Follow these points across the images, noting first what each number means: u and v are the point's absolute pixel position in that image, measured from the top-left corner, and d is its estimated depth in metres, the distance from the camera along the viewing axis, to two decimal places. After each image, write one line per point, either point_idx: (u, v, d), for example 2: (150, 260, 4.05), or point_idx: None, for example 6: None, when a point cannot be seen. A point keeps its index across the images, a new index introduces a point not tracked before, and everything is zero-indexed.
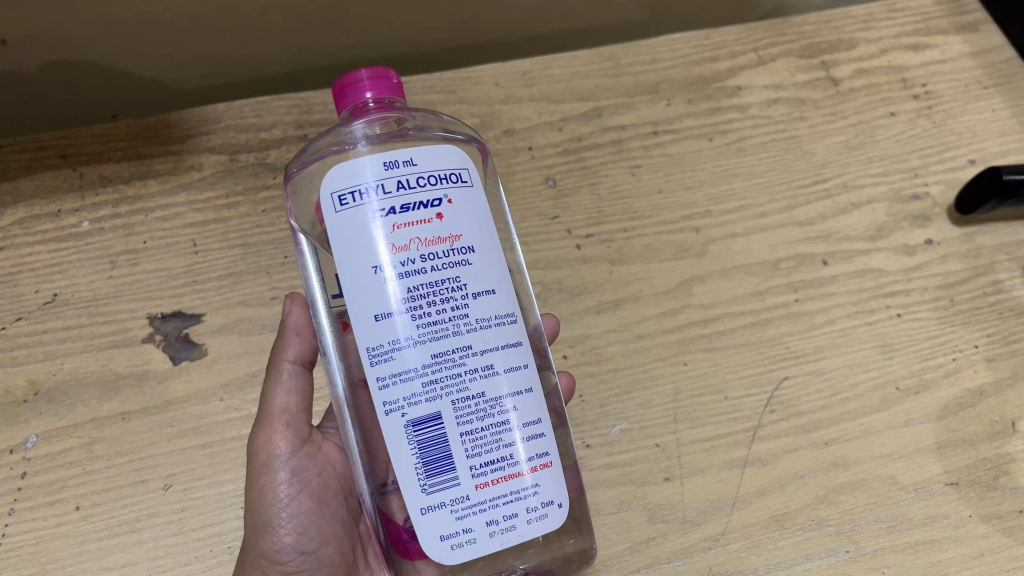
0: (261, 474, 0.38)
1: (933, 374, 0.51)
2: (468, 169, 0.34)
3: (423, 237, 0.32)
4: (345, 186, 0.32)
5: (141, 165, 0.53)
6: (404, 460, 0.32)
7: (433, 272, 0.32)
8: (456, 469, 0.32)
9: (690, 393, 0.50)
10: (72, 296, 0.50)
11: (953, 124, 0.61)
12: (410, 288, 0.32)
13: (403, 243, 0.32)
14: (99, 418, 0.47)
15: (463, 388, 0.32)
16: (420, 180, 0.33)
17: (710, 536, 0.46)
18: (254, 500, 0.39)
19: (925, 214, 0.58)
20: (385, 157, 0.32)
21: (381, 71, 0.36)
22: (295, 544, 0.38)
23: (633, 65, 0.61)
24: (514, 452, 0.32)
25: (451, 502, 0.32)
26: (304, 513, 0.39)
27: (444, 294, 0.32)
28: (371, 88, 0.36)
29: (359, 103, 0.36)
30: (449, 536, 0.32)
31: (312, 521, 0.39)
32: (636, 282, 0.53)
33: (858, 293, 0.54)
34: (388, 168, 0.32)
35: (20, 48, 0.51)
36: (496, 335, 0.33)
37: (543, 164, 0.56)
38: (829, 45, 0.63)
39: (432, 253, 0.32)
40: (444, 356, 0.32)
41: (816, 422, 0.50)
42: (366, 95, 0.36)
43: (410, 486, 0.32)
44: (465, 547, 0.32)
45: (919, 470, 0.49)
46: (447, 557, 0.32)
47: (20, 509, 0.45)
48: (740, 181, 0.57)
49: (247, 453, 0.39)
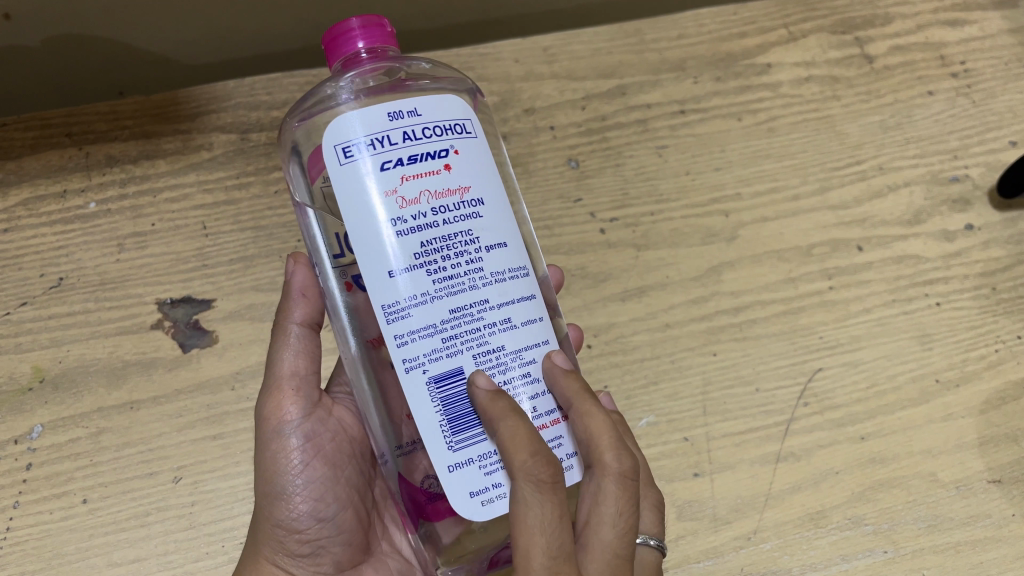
0: (271, 440, 0.36)
1: (974, 366, 0.49)
2: (470, 120, 0.31)
3: (433, 189, 0.29)
4: (347, 137, 0.29)
5: (150, 144, 0.51)
6: (427, 418, 0.28)
7: (446, 225, 0.29)
8: (481, 424, 0.29)
9: (720, 384, 0.48)
10: (78, 280, 0.48)
11: (994, 103, 0.58)
12: (422, 241, 0.28)
13: (412, 197, 0.29)
14: (106, 407, 0.46)
15: (483, 342, 0.29)
16: (426, 131, 0.29)
17: (741, 535, 0.44)
18: (264, 467, 0.36)
19: (965, 197, 0.55)
20: (386, 108, 0.29)
21: (371, 18, 0.33)
22: (312, 511, 0.36)
23: (659, 41, 0.58)
24: (536, 406, 0.30)
25: (479, 458, 0.29)
26: (319, 479, 0.37)
27: (458, 248, 0.29)
28: (363, 38, 0.32)
29: (351, 54, 0.33)
30: (479, 492, 0.28)
31: (327, 487, 0.37)
32: (663, 269, 0.51)
33: (895, 281, 0.52)
34: (392, 119, 0.29)
35: (25, 23, 0.49)
36: (512, 288, 0.30)
37: (565, 143, 0.54)
38: (863, 19, 0.60)
39: (443, 205, 0.29)
40: (462, 310, 0.28)
41: (851, 416, 0.48)
42: (358, 45, 0.32)
43: (435, 442, 0.28)
44: (497, 503, 0.28)
45: (960, 466, 0.47)
46: (478, 515, 0.28)
47: (25, 502, 0.44)
48: (771, 163, 0.55)
49: (254, 419, 0.37)
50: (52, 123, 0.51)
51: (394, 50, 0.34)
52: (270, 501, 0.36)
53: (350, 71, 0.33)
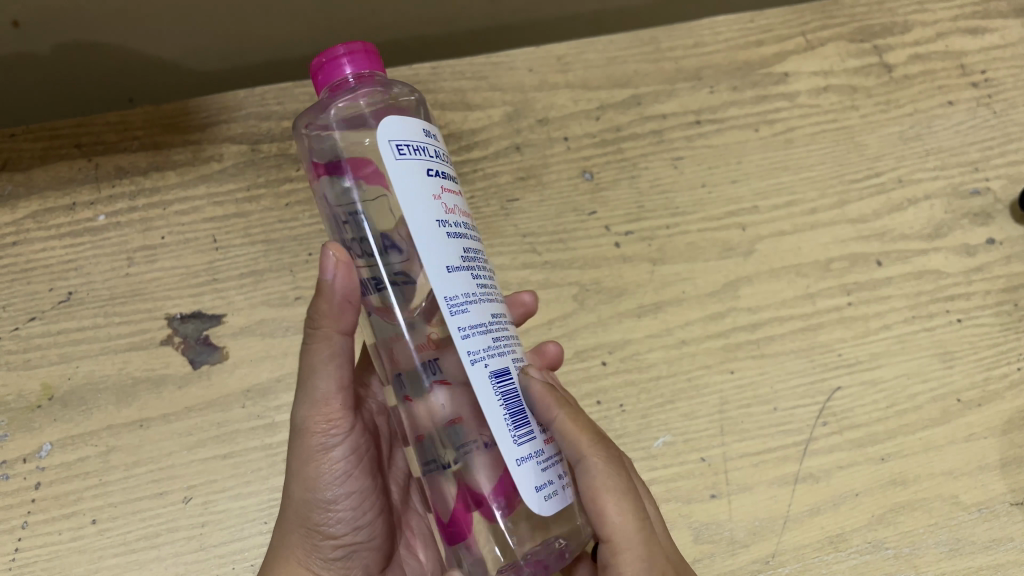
0: (311, 450, 0.35)
1: (996, 386, 0.48)
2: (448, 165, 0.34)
3: (461, 207, 0.31)
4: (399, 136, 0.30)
5: (159, 155, 0.51)
6: (495, 412, 0.30)
7: (473, 240, 0.31)
8: (530, 419, 0.31)
9: (737, 404, 0.47)
10: (87, 295, 0.48)
11: (1015, 114, 0.57)
12: (466, 247, 0.31)
13: (451, 207, 0.31)
14: (116, 425, 0.45)
15: (512, 346, 0.31)
16: (443, 157, 0.32)
17: (759, 558, 0.44)
18: (302, 476, 0.35)
19: (987, 211, 0.54)
20: (421, 125, 0.31)
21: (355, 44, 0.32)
22: (348, 519, 0.36)
23: (675, 50, 0.57)
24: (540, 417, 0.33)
25: (536, 453, 0.30)
26: (357, 489, 0.37)
27: (482, 262, 0.32)
28: (351, 63, 0.32)
29: (339, 80, 0.32)
30: (543, 486, 0.30)
31: (363, 495, 0.37)
32: (680, 283, 0.50)
33: (915, 296, 0.51)
34: (427, 136, 0.31)
35: (33, 30, 0.50)
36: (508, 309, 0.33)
37: (579, 155, 0.53)
38: (882, 27, 0.59)
39: (469, 223, 0.32)
40: (497, 315, 0.31)
41: (871, 437, 0.47)
42: (345, 70, 0.32)
43: (503, 438, 0.30)
44: (555, 498, 0.30)
45: (982, 489, 0.46)
46: (546, 509, 0.30)
47: (34, 522, 0.43)
48: (788, 175, 0.54)
49: (293, 424, 0.35)
50: (61, 133, 0.51)
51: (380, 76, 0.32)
52: (310, 508, 0.36)
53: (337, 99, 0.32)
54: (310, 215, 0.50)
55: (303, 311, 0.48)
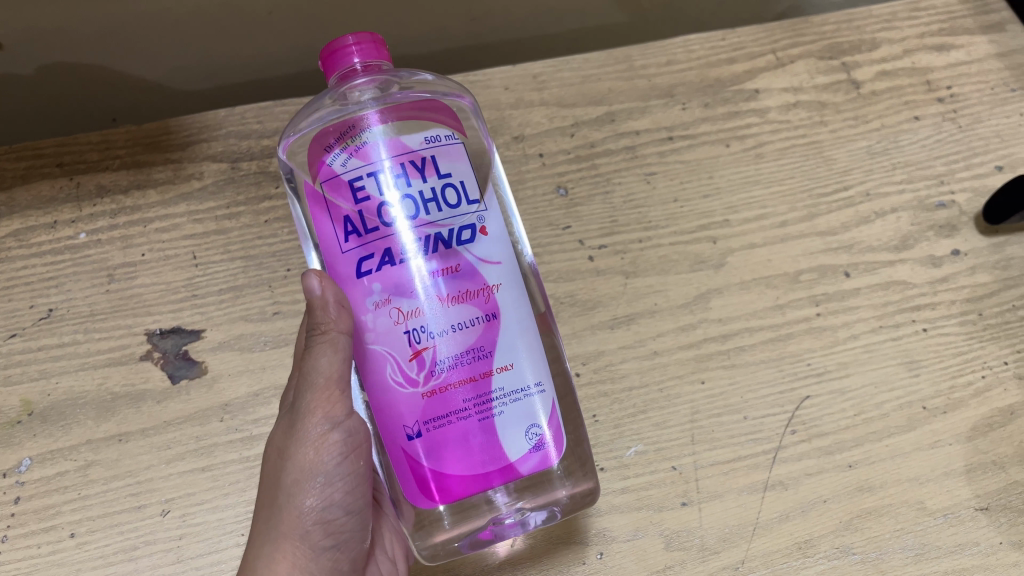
0: (309, 436, 0.35)
1: (961, 394, 0.49)
2: None
3: None
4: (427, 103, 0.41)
5: (141, 173, 0.51)
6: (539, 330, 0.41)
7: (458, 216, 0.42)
8: None
9: (708, 413, 0.48)
10: (68, 311, 0.48)
11: (981, 128, 0.58)
12: None
13: None
14: (95, 440, 0.46)
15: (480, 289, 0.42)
16: None
17: (729, 564, 0.45)
18: (297, 462, 0.35)
19: (952, 222, 0.55)
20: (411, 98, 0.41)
21: (365, 36, 0.39)
22: (341, 502, 0.36)
23: (648, 68, 0.58)
24: None
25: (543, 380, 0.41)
26: (353, 473, 0.37)
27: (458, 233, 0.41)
28: (358, 54, 0.39)
29: (347, 67, 0.39)
30: None
31: (357, 482, 0.37)
32: (652, 295, 0.51)
33: (882, 307, 0.52)
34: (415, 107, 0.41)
35: (16, 52, 0.52)
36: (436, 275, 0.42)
37: (554, 171, 0.54)
38: (850, 45, 0.61)
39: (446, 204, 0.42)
40: None
41: (839, 444, 0.48)
42: (353, 60, 0.39)
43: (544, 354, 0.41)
44: None
45: (948, 494, 0.47)
46: None
47: (13, 536, 0.44)
48: (759, 189, 0.55)
49: (289, 413, 0.37)
50: (44, 153, 0.52)
51: (389, 65, 0.40)
52: (302, 493, 0.35)
53: (348, 81, 0.40)
54: (290, 231, 0.51)
55: (282, 326, 0.48)
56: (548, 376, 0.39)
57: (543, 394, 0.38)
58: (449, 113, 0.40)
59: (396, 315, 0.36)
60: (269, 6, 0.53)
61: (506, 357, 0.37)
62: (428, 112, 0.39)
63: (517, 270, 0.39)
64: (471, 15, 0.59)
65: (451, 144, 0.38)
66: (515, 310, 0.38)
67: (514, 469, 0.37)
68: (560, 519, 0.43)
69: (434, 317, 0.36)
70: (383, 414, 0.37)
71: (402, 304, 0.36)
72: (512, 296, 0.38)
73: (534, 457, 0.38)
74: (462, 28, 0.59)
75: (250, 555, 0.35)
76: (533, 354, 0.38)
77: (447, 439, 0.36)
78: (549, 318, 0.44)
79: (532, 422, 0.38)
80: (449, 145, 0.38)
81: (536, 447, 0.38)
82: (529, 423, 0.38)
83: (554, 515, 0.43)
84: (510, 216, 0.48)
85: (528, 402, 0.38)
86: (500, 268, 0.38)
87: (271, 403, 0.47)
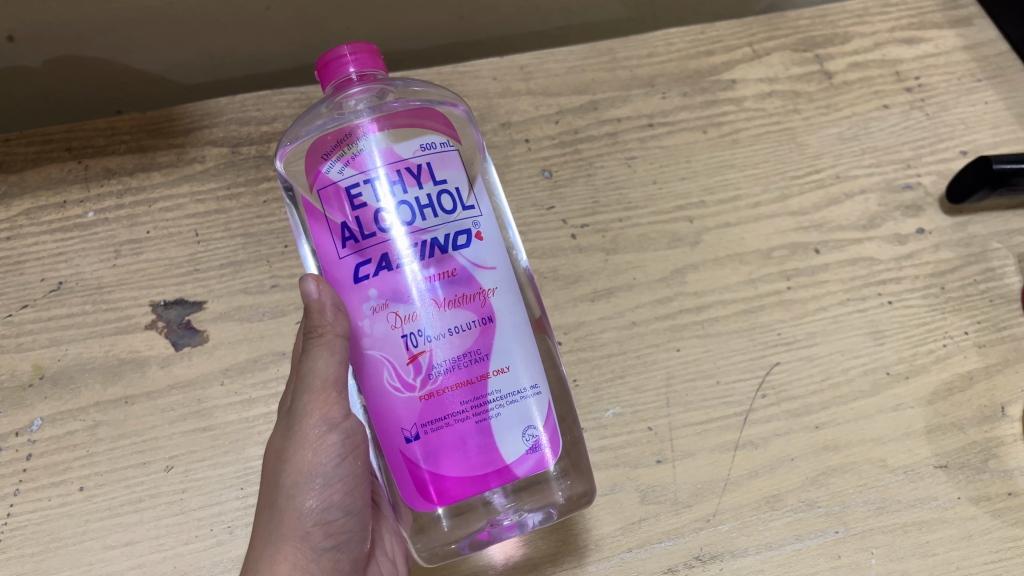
0: (307, 437, 0.38)
1: (923, 360, 0.52)
2: None
3: None
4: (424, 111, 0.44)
5: (145, 156, 0.54)
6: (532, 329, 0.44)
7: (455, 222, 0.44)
8: None
9: (682, 377, 0.51)
10: (76, 284, 0.51)
11: (947, 115, 0.61)
12: None
13: None
14: (102, 402, 0.48)
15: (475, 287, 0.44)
16: None
17: (701, 517, 0.47)
18: (297, 463, 0.37)
19: (918, 203, 0.58)
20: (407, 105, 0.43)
21: (360, 46, 0.42)
22: (341, 502, 0.38)
23: (630, 59, 0.61)
24: None
25: None
26: (352, 473, 0.39)
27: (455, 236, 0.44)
28: (354, 63, 0.41)
29: (343, 75, 0.42)
30: None
31: (356, 483, 0.40)
32: (631, 271, 0.54)
33: (850, 281, 0.55)
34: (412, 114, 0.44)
35: (26, 45, 0.55)
36: None
37: (539, 156, 0.57)
38: (824, 39, 0.64)
39: None
40: None
41: (807, 407, 0.50)
42: (349, 69, 0.41)
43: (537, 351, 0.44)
44: None
45: (908, 453, 0.49)
46: None
47: (25, 490, 0.46)
48: (734, 172, 0.58)
49: (288, 417, 0.39)
50: (53, 138, 0.54)
51: (383, 74, 0.43)
52: (302, 494, 0.37)
53: (344, 90, 0.42)
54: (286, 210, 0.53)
55: (279, 298, 0.51)
56: (542, 378, 0.41)
57: (538, 397, 0.41)
58: (444, 121, 0.42)
59: (394, 320, 0.39)
60: (267, 3, 0.56)
61: (502, 361, 0.40)
62: (425, 122, 0.41)
63: (511, 275, 0.42)
64: (460, 13, 0.62)
65: (446, 152, 0.41)
66: (509, 314, 0.40)
67: (510, 471, 0.40)
68: (555, 520, 0.44)
69: (430, 323, 0.39)
70: (382, 417, 0.40)
71: (399, 309, 0.39)
72: (507, 301, 0.41)
73: (530, 459, 0.40)
74: (451, 25, 0.62)
75: (253, 558, 0.37)
76: (528, 356, 0.41)
77: (445, 442, 0.39)
78: (545, 321, 0.46)
79: (527, 424, 0.40)
80: (445, 155, 0.41)
81: (532, 448, 0.40)
82: (525, 425, 0.40)
83: (553, 518, 0.44)
84: (505, 225, 0.51)
85: (524, 404, 0.40)
86: (495, 275, 0.40)
87: (268, 367, 0.49)
